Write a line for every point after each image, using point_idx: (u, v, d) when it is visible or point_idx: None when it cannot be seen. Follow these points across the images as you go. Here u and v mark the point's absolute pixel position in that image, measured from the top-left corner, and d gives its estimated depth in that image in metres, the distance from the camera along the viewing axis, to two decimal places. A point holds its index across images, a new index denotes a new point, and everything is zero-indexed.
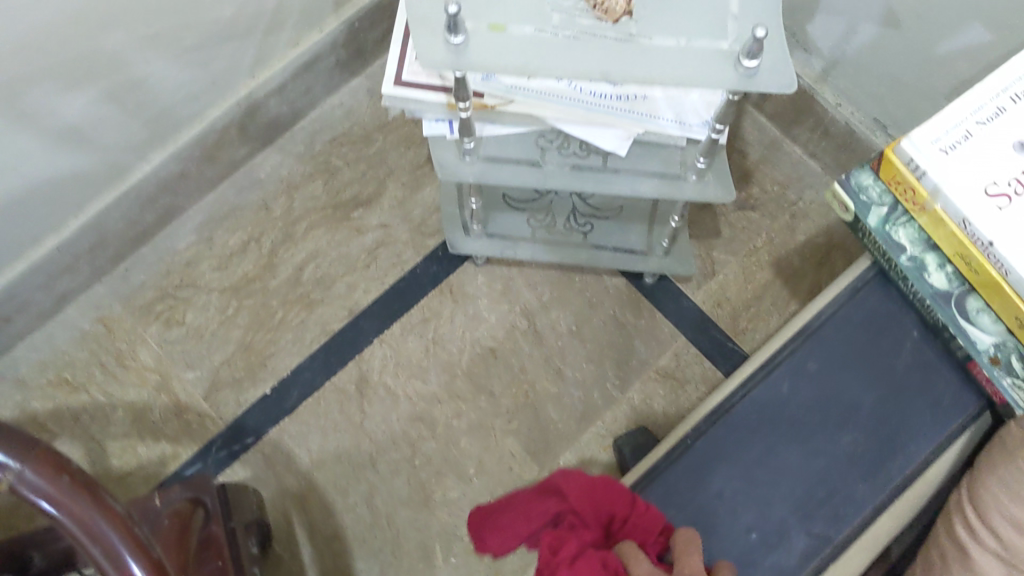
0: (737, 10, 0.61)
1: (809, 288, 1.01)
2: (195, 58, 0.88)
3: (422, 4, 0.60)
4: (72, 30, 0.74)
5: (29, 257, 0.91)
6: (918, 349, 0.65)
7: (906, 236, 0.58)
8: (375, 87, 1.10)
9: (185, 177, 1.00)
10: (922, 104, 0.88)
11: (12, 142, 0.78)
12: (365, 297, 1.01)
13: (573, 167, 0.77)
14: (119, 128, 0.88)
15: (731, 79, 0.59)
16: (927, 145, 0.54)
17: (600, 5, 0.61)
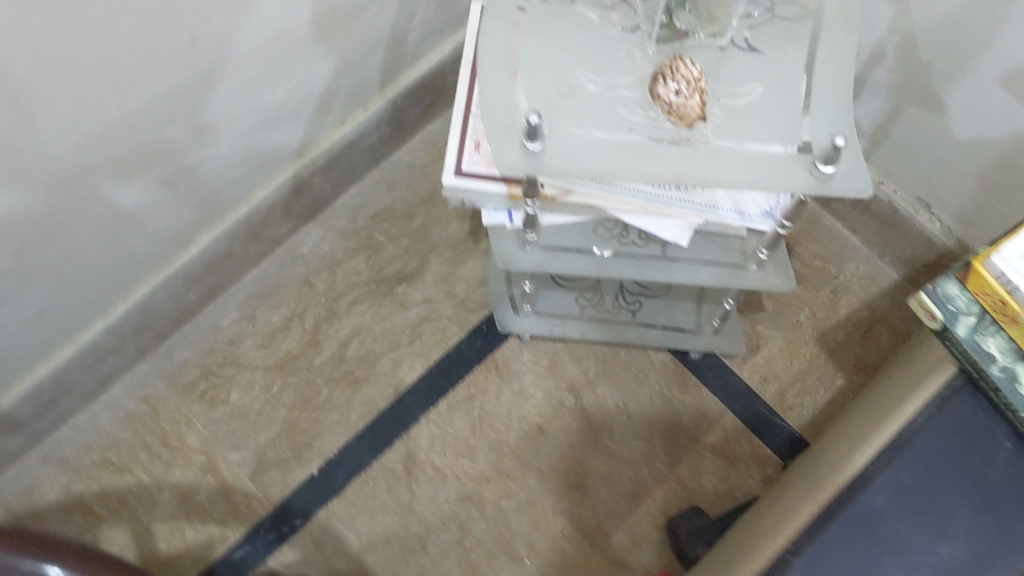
0: (810, 112, 0.61)
1: (855, 361, 1.01)
2: (247, 144, 0.87)
3: (497, 111, 0.61)
4: (132, 123, 0.73)
5: (79, 341, 0.90)
6: (1014, 458, 0.54)
7: (996, 347, 0.53)
8: (416, 161, 1.11)
9: (231, 256, 0.99)
10: (972, 187, 0.89)
11: (73, 234, 0.77)
12: (411, 373, 1.01)
13: (633, 255, 0.77)
14: (172, 215, 0.86)
15: (806, 183, 0.59)
16: (1021, 260, 0.51)
17: (676, 112, 0.60)
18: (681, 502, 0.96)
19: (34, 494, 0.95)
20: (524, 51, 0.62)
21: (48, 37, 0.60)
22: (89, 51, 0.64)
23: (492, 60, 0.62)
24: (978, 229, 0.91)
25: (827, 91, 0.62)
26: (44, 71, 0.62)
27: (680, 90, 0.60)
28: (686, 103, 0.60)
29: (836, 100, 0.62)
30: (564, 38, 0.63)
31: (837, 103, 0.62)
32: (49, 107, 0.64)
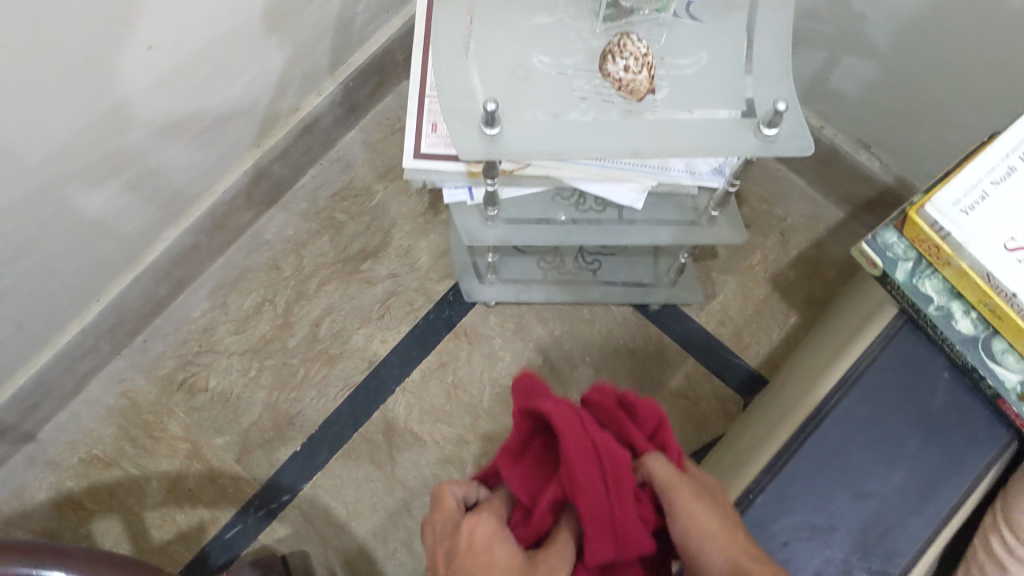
0: (752, 79, 0.65)
1: (805, 298, 1.06)
2: (204, 139, 0.90)
3: (455, 99, 0.64)
4: (92, 132, 0.75)
5: (55, 346, 0.92)
6: (951, 389, 0.59)
7: (932, 287, 0.58)
8: (370, 139, 1.13)
9: (197, 248, 1.01)
10: (901, 128, 0.94)
11: (41, 243, 0.80)
12: (383, 347, 1.04)
13: (592, 221, 0.81)
14: (136, 215, 0.89)
15: (752, 147, 0.63)
16: (950, 207, 0.55)
17: (625, 87, 0.64)
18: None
19: (24, 496, 0.97)
20: (478, 41, 0.66)
21: (3, 63, 0.62)
22: (48, 71, 0.66)
23: (446, 50, 0.65)
24: (911, 165, 0.97)
25: (769, 57, 0.65)
26: (4, 90, 0.64)
27: (627, 66, 0.63)
28: (635, 79, 0.64)
29: (778, 63, 0.65)
30: (514, 27, 0.67)
31: (777, 68, 0.65)
32: (11, 129, 0.67)
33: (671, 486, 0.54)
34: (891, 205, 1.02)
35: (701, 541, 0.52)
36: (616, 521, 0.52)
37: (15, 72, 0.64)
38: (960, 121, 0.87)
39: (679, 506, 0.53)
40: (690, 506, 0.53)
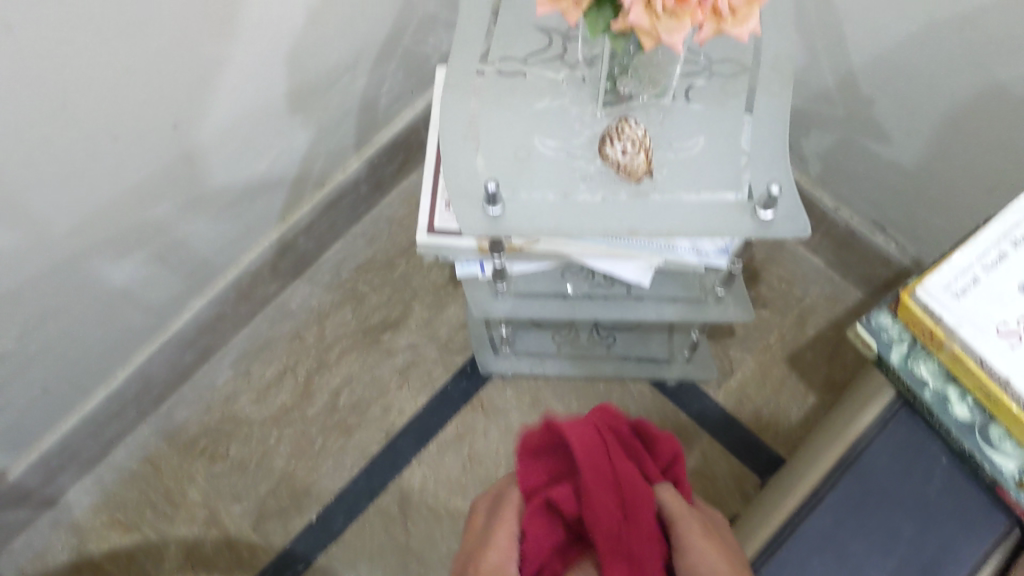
0: (749, 164, 0.66)
1: (824, 380, 1.06)
2: (230, 214, 0.93)
3: (459, 179, 0.67)
4: (120, 203, 0.78)
5: (82, 410, 0.95)
6: (948, 474, 0.59)
7: (927, 370, 0.58)
8: (395, 215, 1.17)
9: (223, 317, 1.04)
10: (915, 209, 0.94)
11: (69, 311, 0.82)
12: (400, 418, 1.05)
13: (599, 296, 0.83)
14: (162, 285, 0.92)
15: (748, 228, 0.65)
16: (941, 291, 0.55)
17: (624, 169, 0.65)
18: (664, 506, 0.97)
19: (45, 558, 0.99)
20: (483, 124, 0.68)
21: (39, 138, 0.66)
22: (77, 145, 0.70)
23: (452, 134, 0.68)
24: (926, 247, 0.97)
25: (764, 144, 0.67)
26: (35, 163, 0.67)
27: (625, 150, 0.65)
28: (633, 161, 0.65)
29: (771, 148, 0.67)
30: (518, 111, 0.69)
31: (772, 154, 0.67)
32: (39, 198, 0.70)
33: (685, 524, 0.57)
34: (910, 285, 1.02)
35: None
36: (632, 552, 0.54)
37: (44, 143, 0.67)
38: (972, 201, 0.87)
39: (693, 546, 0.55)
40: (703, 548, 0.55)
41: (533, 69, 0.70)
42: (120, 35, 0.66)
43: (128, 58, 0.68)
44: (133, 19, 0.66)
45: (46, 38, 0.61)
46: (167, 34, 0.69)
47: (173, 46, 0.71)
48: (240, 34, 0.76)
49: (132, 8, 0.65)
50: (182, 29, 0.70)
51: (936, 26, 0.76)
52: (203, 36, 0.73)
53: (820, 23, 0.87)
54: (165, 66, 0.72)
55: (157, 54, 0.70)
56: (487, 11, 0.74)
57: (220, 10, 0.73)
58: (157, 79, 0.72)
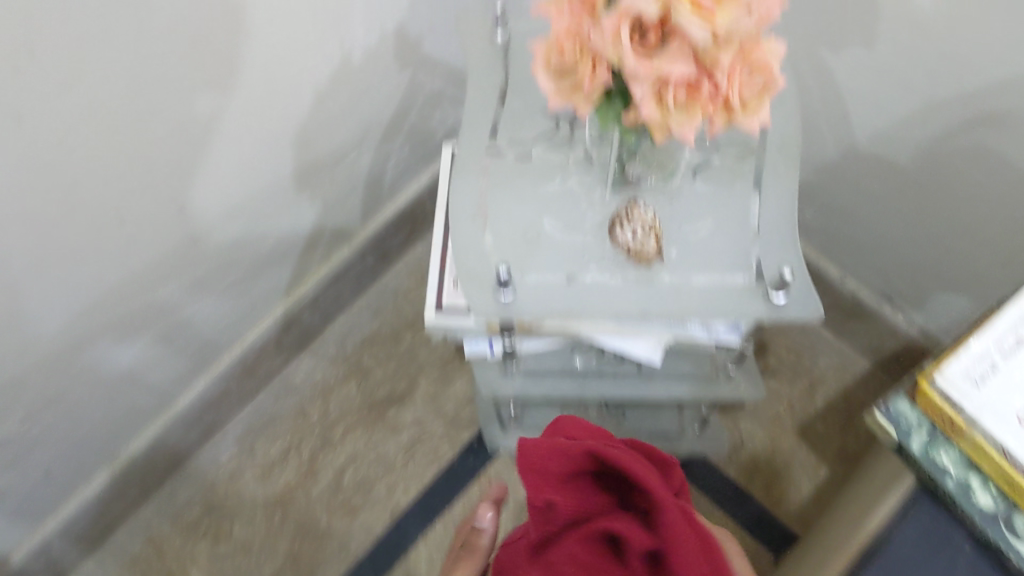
0: (760, 247, 0.66)
1: (836, 452, 1.04)
2: (234, 291, 0.93)
3: (470, 261, 0.66)
4: (127, 286, 0.78)
5: (83, 493, 0.93)
6: (973, 568, 0.50)
7: (948, 458, 0.51)
8: (400, 286, 1.17)
9: (227, 394, 1.03)
10: (923, 280, 0.94)
11: (70, 395, 0.81)
12: (406, 496, 1.03)
13: (608, 374, 0.82)
14: (166, 366, 0.91)
15: (759, 311, 0.64)
16: (964, 377, 0.50)
17: (634, 254, 0.65)
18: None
19: None
20: (493, 205, 0.68)
21: (45, 227, 0.66)
22: (82, 230, 0.69)
23: (461, 215, 0.68)
24: (935, 318, 0.96)
25: (774, 226, 0.66)
26: (40, 250, 0.67)
27: (635, 234, 0.64)
28: (643, 245, 0.64)
29: (780, 230, 0.66)
30: (528, 192, 0.69)
31: (784, 236, 0.66)
32: (44, 284, 0.69)
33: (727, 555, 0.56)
34: (921, 358, 1.01)
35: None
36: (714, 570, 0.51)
37: (53, 233, 0.67)
38: (982, 274, 0.86)
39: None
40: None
41: (541, 151, 0.71)
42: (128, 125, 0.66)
43: (135, 145, 0.68)
44: (141, 109, 0.66)
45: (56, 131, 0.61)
46: (175, 122, 0.70)
47: (179, 133, 0.71)
48: (246, 119, 0.77)
49: (142, 99, 0.66)
50: (188, 116, 0.71)
51: (941, 107, 0.77)
52: (207, 120, 0.73)
53: (823, 100, 0.87)
54: (173, 152, 0.72)
55: (164, 140, 0.70)
56: (493, 93, 0.73)
57: (228, 97, 0.73)
58: (164, 165, 0.72)
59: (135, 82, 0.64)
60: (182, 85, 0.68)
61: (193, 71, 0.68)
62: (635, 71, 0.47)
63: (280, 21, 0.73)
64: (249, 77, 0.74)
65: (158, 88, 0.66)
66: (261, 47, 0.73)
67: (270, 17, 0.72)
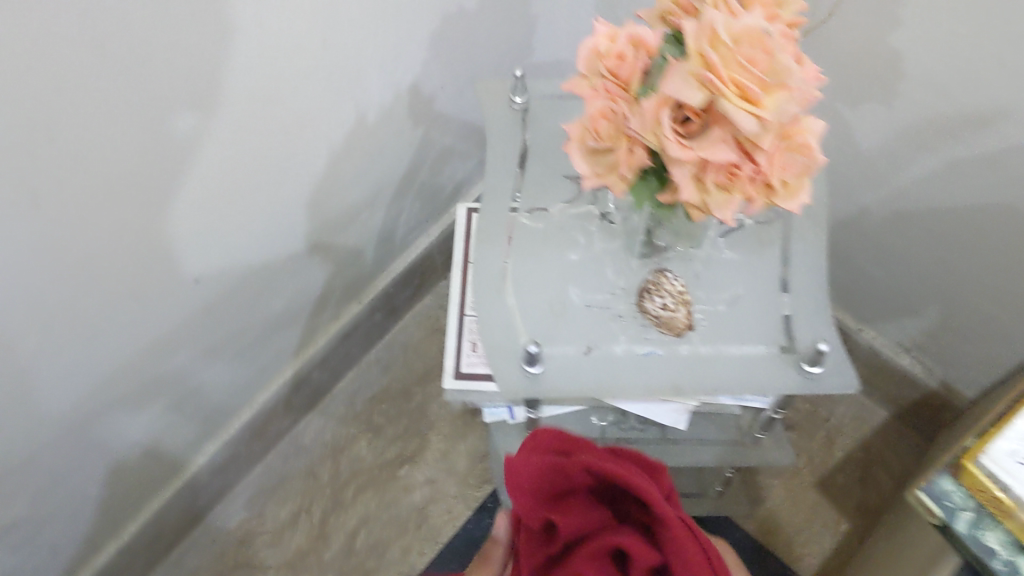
0: (791, 315, 0.66)
1: (857, 506, 1.03)
2: (244, 356, 0.91)
3: (497, 335, 0.65)
4: (140, 359, 0.76)
5: (90, 566, 0.91)
6: None
7: (996, 539, 0.53)
8: (408, 340, 1.15)
9: (236, 457, 1.01)
10: (943, 333, 0.92)
11: (79, 471, 0.79)
12: (420, 559, 1.01)
13: (631, 440, 0.80)
14: (176, 434, 0.89)
15: (794, 383, 0.63)
16: (1007, 459, 0.53)
17: (664, 324, 0.64)
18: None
19: None
20: (518, 275, 0.67)
21: (59, 309, 0.64)
22: (96, 308, 0.67)
23: (486, 287, 0.66)
24: (956, 371, 0.95)
25: (806, 292, 0.67)
26: (53, 331, 0.65)
27: (665, 303, 0.63)
28: (673, 315, 0.64)
29: (810, 298, 0.66)
30: (552, 261, 0.68)
31: (815, 303, 0.66)
32: (57, 364, 0.68)
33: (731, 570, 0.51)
34: (941, 410, 1.00)
35: None
36: None
37: (67, 313, 0.65)
38: (1004, 330, 0.84)
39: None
40: None
41: (563, 218, 0.69)
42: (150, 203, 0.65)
43: (149, 220, 0.66)
44: (159, 186, 0.65)
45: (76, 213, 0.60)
46: (195, 196, 0.69)
47: (200, 206, 0.70)
48: (260, 188, 0.76)
49: (161, 175, 0.64)
50: (207, 190, 0.70)
51: (960, 169, 0.75)
52: (223, 191, 0.72)
53: (841, 155, 0.86)
54: (186, 225, 0.70)
55: (179, 213, 0.68)
56: (513, 158, 0.72)
57: (247, 167, 0.72)
58: (177, 237, 0.70)
59: (155, 161, 0.63)
60: (201, 159, 0.67)
61: (215, 146, 0.67)
62: (676, 157, 0.45)
63: (302, 92, 0.72)
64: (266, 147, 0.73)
65: (177, 164, 0.65)
66: (282, 118, 0.72)
67: (291, 89, 0.70)
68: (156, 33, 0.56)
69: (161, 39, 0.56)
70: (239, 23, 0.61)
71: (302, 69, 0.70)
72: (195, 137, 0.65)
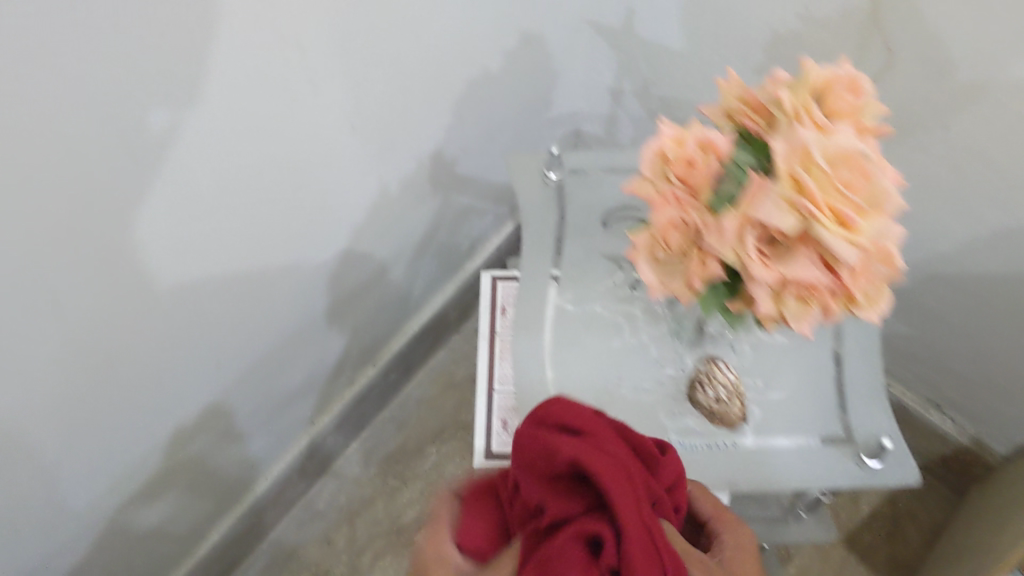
0: (847, 404, 0.63)
1: (886, 562, 1.00)
2: (261, 429, 0.88)
3: None
4: (159, 447, 0.73)
5: None
6: None
7: None
8: (423, 396, 1.12)
9: (249, 528, 0.97)
10: (977, 392, 0.90)
11: (94, 562, 0.75)
12: None
13: None
14: (190, 513, 0.85)
15: (854, 477, 0.61)
16: None
17: (718, 415, 0.61)
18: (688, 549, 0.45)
19: None
20: (559, 364, 0.64)
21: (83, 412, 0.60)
22: (118, 405, 0.64)
23: (528, 375, 0.64)
24: (989, 428, 0.93)
25: (860, 380, 0.64)
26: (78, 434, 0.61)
27: (721, 395, 0.61)
28: (726, 407, 0.61)
29: (865, 385, 0.64)
30: (596, 350, 0.65)
31: (870, 391, 0.64)
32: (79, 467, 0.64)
33: None
34: (972, 466, 0.98)
35: None
36: None
37: (90, 415, 0.61)
38: None
39: None
40: None
41: (604, 303, 0.67)
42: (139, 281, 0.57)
43: (178, 316, 0.63)
44: (189, 280, 0.62)
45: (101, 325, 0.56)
46: (188, 266, 0.61)
47: (194, 277, 0.62)
48: (283, 267, 0.72)
49: (191, 270, 0.61)
50: (228, 278, 0.66)
51: (1000, 248, 0.73)
52: (249, 275, 0.69)
53: None
54: (212, 313, 0.67)
55: (206, 303, 0.66)
56: (550, 236, 0.69)
57: (249, 235, 0.65)
58: (203, 325, 0.67)
59: (185, 258, 0.60)
60: (229, 247, 0.64)
61: (216, 217, 0.60)
62: (759, 277, 0.43)
63: (312, 160, 0.66)
64: (286, 232, 0.69)
65: (205, 257, 0.62)
66: (290, 185, 0.66)
67: (298, 154, 0.64)
68: (187, 132, 0.53)
69: (190, 136, 0.53)
70: (236, 83, 0.54)
71: (322, 145, 0.66)
72: (217, 234, 0.61)
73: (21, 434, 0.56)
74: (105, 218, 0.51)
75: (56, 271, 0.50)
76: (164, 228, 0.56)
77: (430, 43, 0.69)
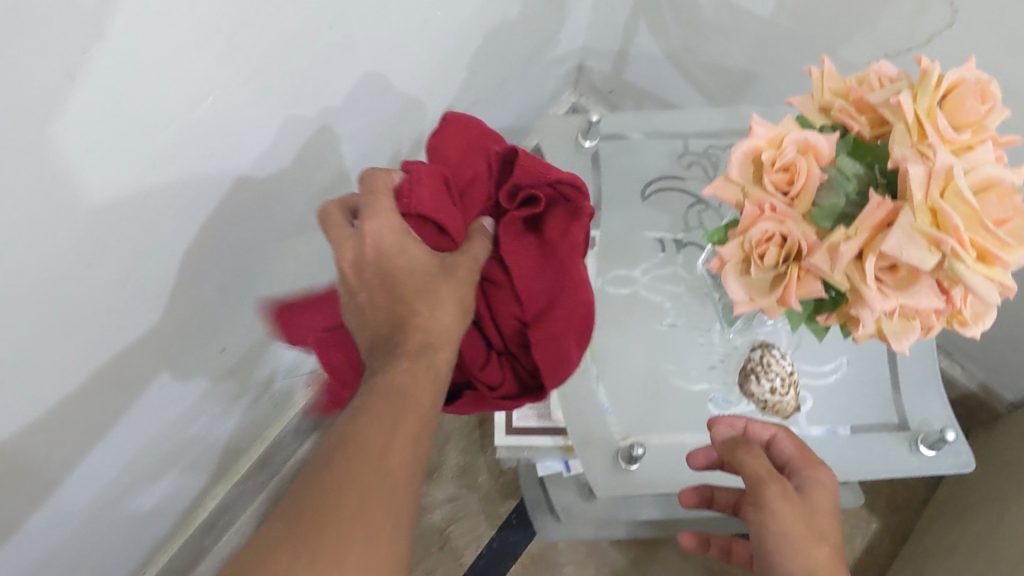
0: (900, 388, 0.62)
1: (886, 503, 1.01)
2: (264, 399, 0.81)
3: (587, 423, 0.58)
4: (174, 429, 0.62)
5: None
6: None
7: None
8: None
9: (244, 492, 0.91)
10: (994, 345, 0.90)
11: (95, 555, 0.67)
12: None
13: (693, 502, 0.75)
14: (189, 488, 0.78)
15: (911, 466, 0.59)
16: None
17: (771, 407, 0.58)
18: (811, 541, 0.45)
19: None
20: (602, 354, 0.60)
21: (105, 422, 0.51)
22: (139, 412, 0.55)
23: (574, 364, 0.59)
24: (1001, 377, 0.94)
25: (913, 363, 0.63)
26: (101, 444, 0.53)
27: (776, 386, 0.57)
28: (781, 400, 0.58)
29: (920, 368, 0.63)
30: (641, 336, 0.61)
31: (924, 372, 0.63)
32: (94, 478, 0.55)
33: (766, 479, 0.47)
34: (976, 411, 0.98)
35: (782, 554, 0.45)
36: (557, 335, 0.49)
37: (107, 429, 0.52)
38: None
39: (772, 512, 0.46)
40: (787, 509, 0.46)
41: (648, 281, 0.63)
42: (56, 192, 0.35)
43: (198, 319, 0.54)
44: (212, 287, 0.53)
45: (145, 364, 0.52)
46: (144, 179, 0.39)
47: (141, 197, 0.40)
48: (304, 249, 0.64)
49: (217, 275, 0.53)
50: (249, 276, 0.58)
51: None
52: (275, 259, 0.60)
53: None
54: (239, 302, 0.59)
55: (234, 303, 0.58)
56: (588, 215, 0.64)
57: (226, 158, 0.45)
58: (234, 312, 0.59)
59: (209, 264, 0.50)
60: (255, 247, 0.55)
61: (189, 108, 0.40)
62: (877, 307, 0.39)
63: (328, 106, 0.53)
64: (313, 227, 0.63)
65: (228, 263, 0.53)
66: (305, 124, 0.51)
67: (313, 79, 0.49)
68: (211, 134, 0.42)
69: (214, 139, 0.43)
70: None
71: (346, 101, 0.55)
72: (257, 248, 0.55)
73: (61, 482, 0.51)
74: (153, 261, 0.45)
75: (88, 311, 0.42)
76: (100, 92, 0.34)
77: (450, 11, 0.62)
